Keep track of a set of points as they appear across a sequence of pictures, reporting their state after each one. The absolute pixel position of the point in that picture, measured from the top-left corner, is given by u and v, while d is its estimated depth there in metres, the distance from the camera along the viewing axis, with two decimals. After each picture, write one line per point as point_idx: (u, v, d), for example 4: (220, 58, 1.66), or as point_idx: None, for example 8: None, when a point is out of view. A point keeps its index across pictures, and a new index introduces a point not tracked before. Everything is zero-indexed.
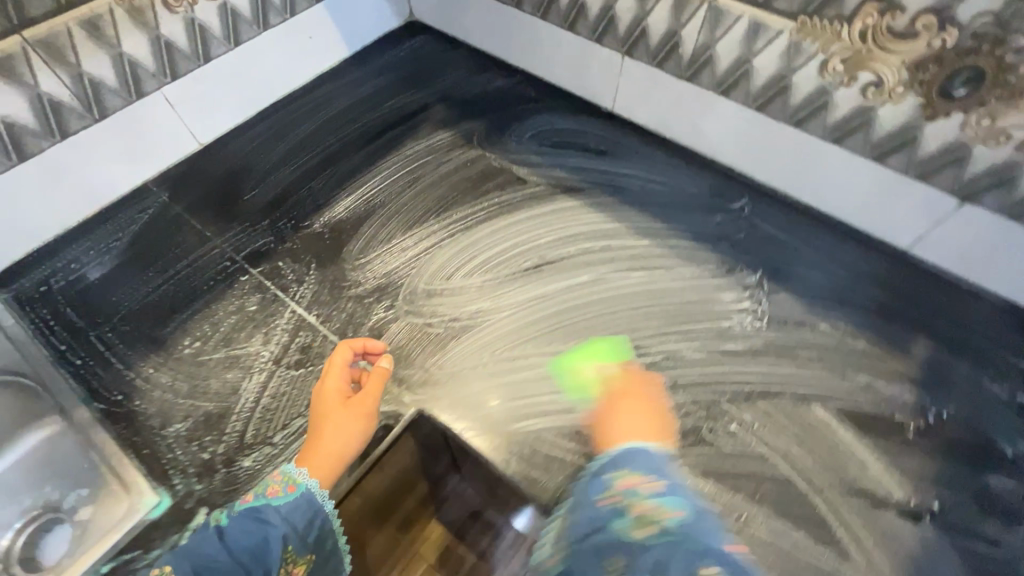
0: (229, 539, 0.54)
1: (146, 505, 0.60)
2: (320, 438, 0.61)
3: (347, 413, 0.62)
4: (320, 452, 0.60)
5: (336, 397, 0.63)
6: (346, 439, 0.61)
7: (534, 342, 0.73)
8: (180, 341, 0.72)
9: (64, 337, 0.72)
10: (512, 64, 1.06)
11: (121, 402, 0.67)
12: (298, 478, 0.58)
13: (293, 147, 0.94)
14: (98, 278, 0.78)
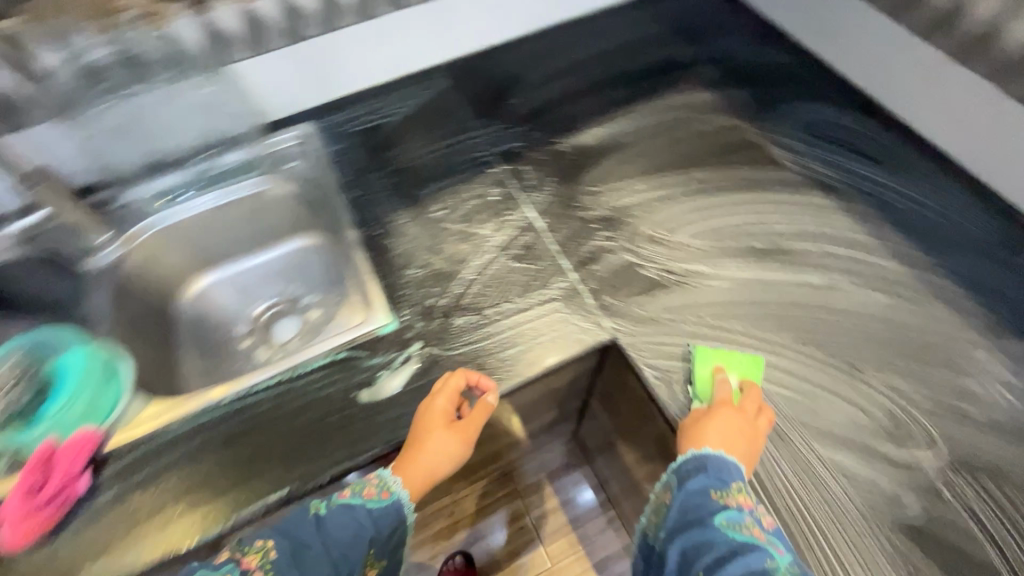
0: (329, 530, 0.55)
1: (378, 322, 0.72)
2: (418, 452, 0.61)
3: (451, 435, 0.62)
4: (415, 466, 0.61)
5: (441, 418, 0.63)
6: (442, 458, 0.61)
7: (742, 323, 0.71)
8: (430, 205, 0.83)
9: (349, 171, 0.88)
10: (802, 43, 0.98)
11: (379, 236, 0.80)
12: (391, 485, 0.60)
13: (559, 70, 1.00)
14: (382, 133, 0.92)
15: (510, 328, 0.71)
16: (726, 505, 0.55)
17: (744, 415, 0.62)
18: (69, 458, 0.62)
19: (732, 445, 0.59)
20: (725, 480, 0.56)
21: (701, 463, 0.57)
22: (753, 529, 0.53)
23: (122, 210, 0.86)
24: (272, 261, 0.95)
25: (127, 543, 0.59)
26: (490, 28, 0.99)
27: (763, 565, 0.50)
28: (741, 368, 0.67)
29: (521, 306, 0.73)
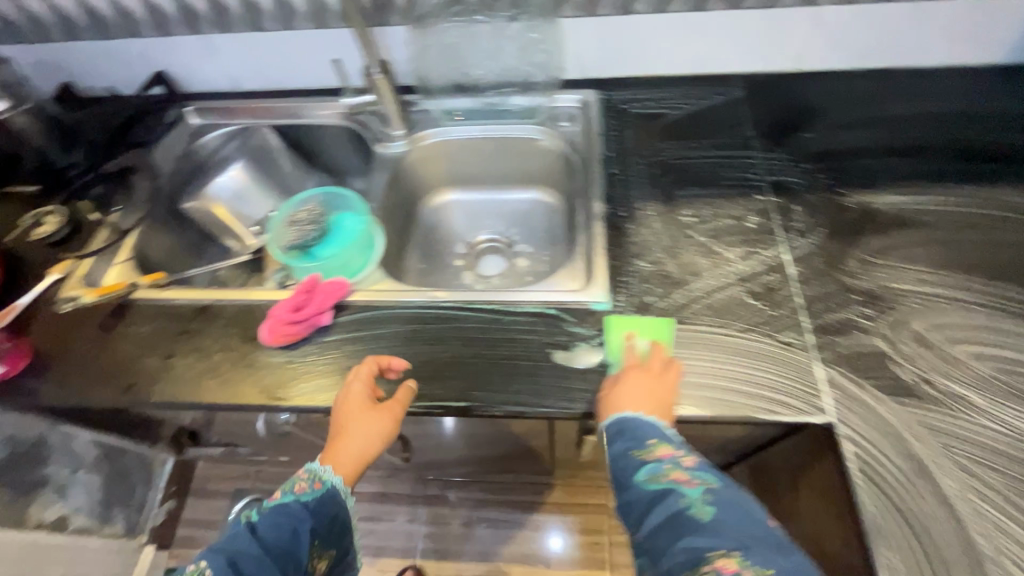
0: (264, 532, 0.58)
1: (595, 297, 0.73)
2: (344, 438, 0.64)
3: (375, 416, 0.64)
4: (345, 451, 0.64)
5: (360, 404, 0.65)
6: (369, 442, 0.64)
7: (1004, 483, 0.58)
8: (682, 208, 0.81)
9: (616, 147, 0.89)
10: None
11: (621, 218, 0.80)
12: (323, 475, 0.63)
13: (873, 118, 0.88)
14: (658, 124, 0.91)
15: (720, 361, 0.67)
16: (643, 458, 0.58)
17: (656, 373, 0.64)
18: (324, 299, 0.74)
19: (642, 403, 0.61)
20: (639, 437, 0.59)
21: (622, 430, 0.59)
22: (677, 476, 0.56)
23: (418, 114, 0.96)
24: (521, 204, 1.04)
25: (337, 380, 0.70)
26: (812, 52, 0.92)
27: (676, 508, 0.53)
28: (653, 334, 0.69)
29: (741, 344, 0.68)
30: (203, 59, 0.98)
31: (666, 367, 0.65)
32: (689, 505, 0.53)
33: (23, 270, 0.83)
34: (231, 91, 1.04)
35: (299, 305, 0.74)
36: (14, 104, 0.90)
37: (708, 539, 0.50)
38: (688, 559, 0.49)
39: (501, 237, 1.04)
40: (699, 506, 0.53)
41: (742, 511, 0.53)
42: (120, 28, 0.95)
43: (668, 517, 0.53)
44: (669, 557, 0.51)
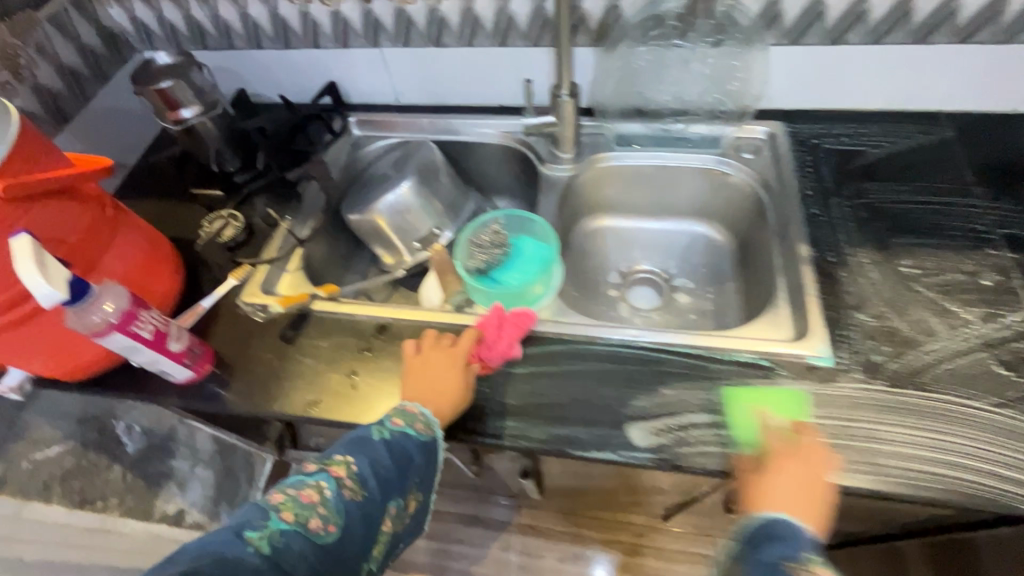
0: (387, 457, 0.59)
1: (817, 351, 0.66)
2: (437, 394, 0.65)
3: (465, 378, 0.66)
4: (440, 400, 0.64)
5: (454, 362, 0.67)
6: (455, 392, 0.65)
7: None
8: (901, 257, 0.73)
9: (813, 185, 0.82)
10: None
11: (831, 264, 0.74)
12: (430, 423, 0.62)
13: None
14: (859, 161, 0.84)
15: (976, 439, 0.59)
16: (801, 574, 0.49)
17: (803, 458, 0.58)
18: (512, 335, 0.70)
19: (793, 505, 0.55)
20: (779, 537, 0.53)
21: (766, 535, 0.53)
22: (822, 574, 0.49)
23: (589, 137, 0.93)
24: (676, 237, 0.99)
25: (528, 415, 0.66)
26: None
27: None
28: (789, 413, 0.63)
29: (1000, 421, 0.60)
30: (376, 72, 0.99)
31: (813, 446, 0.59)
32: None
33: (205, 270, 0.84)
34: (394, 104, 1.05)
35: (483, 340, 0.70)
36: (205, 108, 0.90)
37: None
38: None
39: (660, 270, 0.99)
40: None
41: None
42: (303, 38, 0.97)
43: None
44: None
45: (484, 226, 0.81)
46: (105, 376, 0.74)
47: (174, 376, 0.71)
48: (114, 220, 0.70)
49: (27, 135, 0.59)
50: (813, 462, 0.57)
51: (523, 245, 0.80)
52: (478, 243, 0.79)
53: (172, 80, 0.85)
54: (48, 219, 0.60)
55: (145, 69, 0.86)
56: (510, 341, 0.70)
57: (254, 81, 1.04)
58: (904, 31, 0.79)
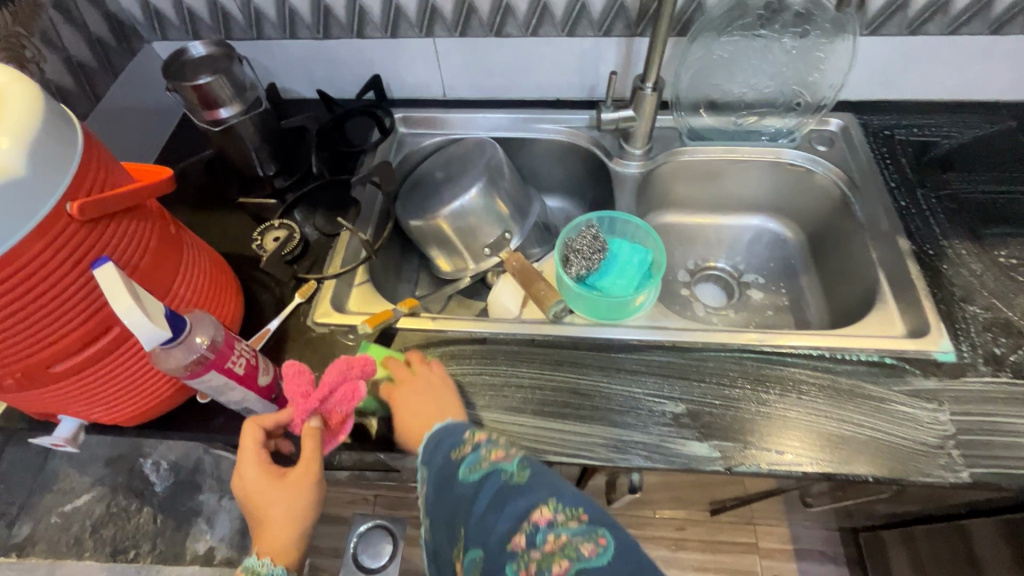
0: None
1: (937, 345, 0.66)
2: (265, 527, 0.57)
3: (285, 494, 0.56)
4: (271, 536, 0.57)
5: (263, 484, 0.57)
6: (281, 515, 0.56)
7: None
8: (996, 247, 0.74)
9: (895, 177, 0.82)
10: None
11: (931, 257, 0.73)
12: (262, 567, 0.56)
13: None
14: (934, 152, 0.84)
15: None
16: (459, 456, 0.54)
17: (417, 381, 0.64)
18: (342, 371, 0.59)
19: (419, 416, 0.61)
20: (455, 438, 0.56)
21: (437, 441, 0.56)
22: (496, 456, 0.53)
23: (658, 132, 0.90)
24: (741, 233, 0.98)
25: (658, 431, 0.63)
26: None
27: (497, 485, 0.50)
28: (372, 354, 0.68)
29: None
30: (424, 64, 0.92)
31: (410, 365, 0.65)
32: (488, 451, 0.53)
33: (263, 289, 0.76)
34: (440, 99, 0.98)
35: (327, 407, 0.59)
36: (245, 107, 0.79)
37: (524, 500, 0.48)
38: (514, 522, 0.47)
39: (730, 267, 0.97)
40: (515, 472, 0.51)
41: (556, 479, 0.51)
42: (346, 28, 0.87)
43: (493, 496, 0.49)
44: (495, 530, 0.47)
45: (580, 232, 0.76)
46: (169, 415, 0.66)
47: None
48: (181, 237, 0.61)
49: (93, 143, 0.50)
50: (417, 377, 0.64)
51: (618, 253, 0.76)
52: (578, 251, 0.74)
53: (211, 76, 0.74)
54: (125, 241, 0.51)
55: (176, 62, 0.77)
56: (347, 373, 0.59)
57: (285, 75, 0.94)
58: (982, 21, 0.79)
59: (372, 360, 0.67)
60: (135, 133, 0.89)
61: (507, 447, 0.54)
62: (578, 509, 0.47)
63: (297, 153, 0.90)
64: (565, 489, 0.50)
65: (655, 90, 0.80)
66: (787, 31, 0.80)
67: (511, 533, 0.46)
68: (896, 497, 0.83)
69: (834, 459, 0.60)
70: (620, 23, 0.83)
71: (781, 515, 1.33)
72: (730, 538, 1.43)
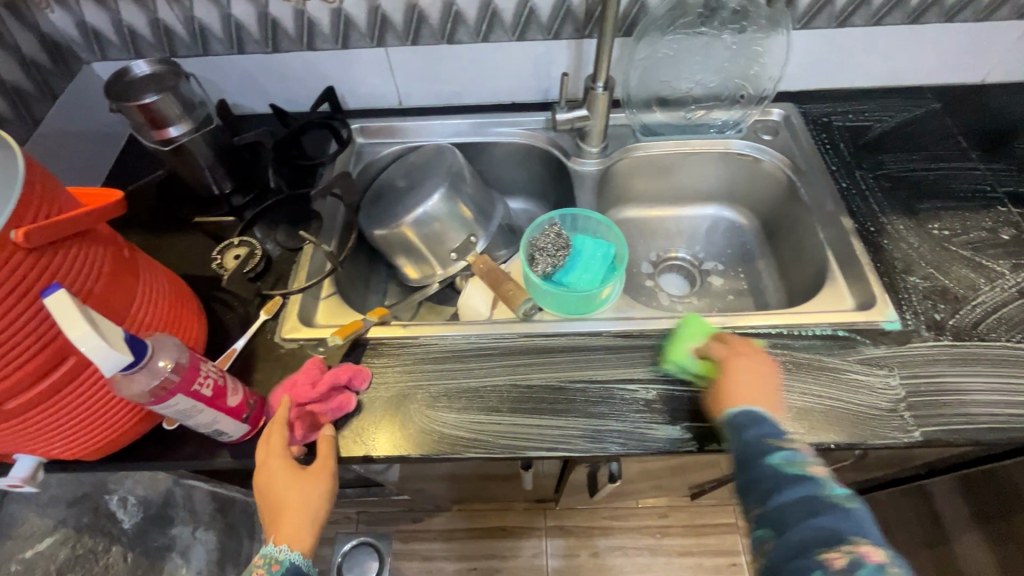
0: None
1: (883, 316, 0.70)
2: (284, 516, 0.58)
3: (308, 485, 0.59)
4: (288, 526, 0.58)
5: (285, 474, 0.58)
6: (305, 505, 0.58)
7: None
8: (930, 221, 0.79)
9: (836, 161, 0.87)
10: None
11: (873, 234, 0.78)
12: (278, 555, 0.57)
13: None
14: (869, 136, 0.90)
15: None
16: (810, 475, 0.52)
17: (749, 360, 0.63)
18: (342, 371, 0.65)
19: (756, 387, 0.60)
20: (758, 430, 0.56)
21: (750, 420, 0.57)
22: (815, 470, 0.53)
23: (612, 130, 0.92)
24: (699, 223, 1.01)
25: (631, 419, 0.65)
26: (1007, 64, 0.93)
27: (813, 494, 0.51)
28: (700, 328, 0.67)
29: None
30: (378, 74, 0.92)
31: (739, 342, 0.66)
32: (830, 487, 0.51)
33: (227, 309, 0.74)
34: (396, 107, 0.97)
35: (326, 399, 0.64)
36: (196, 125, 0.77)
37: (831, 518, 0.49)
38: (814, 538, 0.48)
39: (691, 256, 1.00)
40: (836, 494, 0.50)
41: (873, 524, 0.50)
42: (295, 41, 0.87)
43: (804, 496, 0.51)
44: (797, 528, 0.49)
45: (542, 231, 0.78)
46: (135, 445, 0.63)
47: (227, 437, 0.61)
48: (136, 261, 0.60)
49: (36, 169, 0.48)
50: (749, 367, 0.62)
51: (584, 244, 0.78)
52: (544, 248, 0.76)
53: (157, 94, 0.72)
54: (76, 268, 0.50)
55: (119, 81, 0.74)
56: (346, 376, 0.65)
57: (235, 91, 0.93)
58: (902, 12, 0.85)
59: (699, 333, 0.67)
60: (79, 158, 0.85)
61: (823, 467, 0.53)
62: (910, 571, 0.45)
63: (254, 169, 0.88)
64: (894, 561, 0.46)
65: (606, 89, 0.82)
66: (726, 27, 0.83)
67: (815, 544, 0.47)
68: (861, 462, 0.88)
69: (802, 431, 0.63)
70: (569, 26, 0.85)
71: None
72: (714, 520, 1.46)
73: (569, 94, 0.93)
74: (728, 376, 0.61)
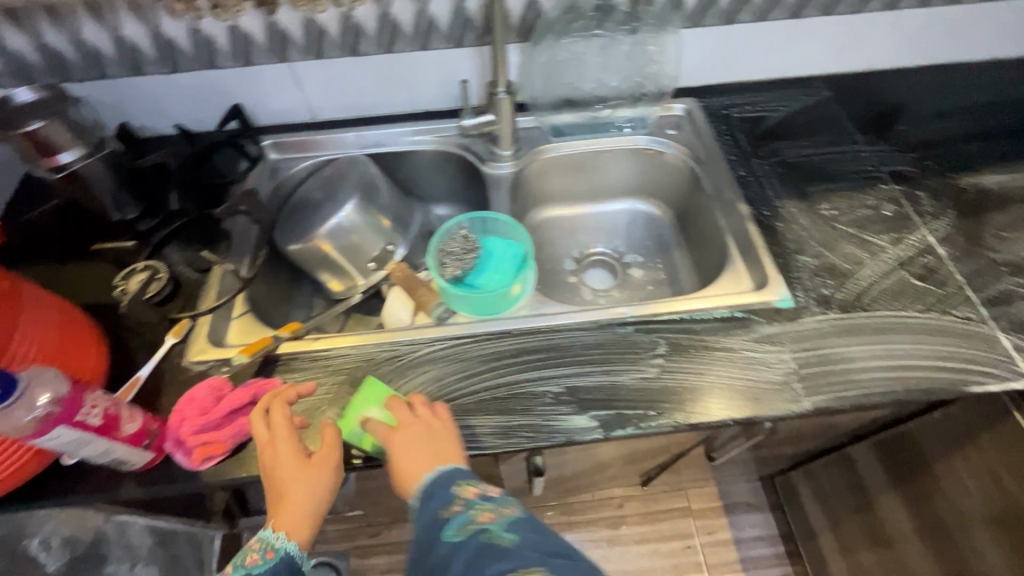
0: None
1: (776, 295, 0.74)
2: (285, 503, 0.57)
3: (310, 474, 0.59)
4: (288, 514, 0.57)
5: (290, 460, 0.59)
6: (306, 492, 0.58)
7: None
8: (820, 203, 0.84)
9: (734, 151, 0.91)
10: None
11: (768, 217, 0.82)
12: (275, 543, 0.56)
13: (950, 108, 0.97)
14: (764, 125, 0.95)
15: (916, 339, 0.70)
16: (460, 525, 0.54)
17: (414, 429, 0.62)
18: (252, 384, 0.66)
19: (412, 456, 0.60)
20: (449, 493, 0.57)
21: (432, 492, 0.58)
22: (483, 517, 0.54)
23: (524, 133, 0.94)
24: (617, 217, 1.04)
25: (538, 412, 0.66)
26: (886, 52, 1.00)
27: (482, 543, 0.52)
28: (371, 398, 0.67)
29: (925, 321, 0.72)
30: (286, 89, 0.92)
31: (405, 406, 0.64)
32: (490, 527, 0.53)
33: (133, 336, 0.73)
34: (309, 121, 0.97)
35: (231, 411, 0.64)
36: (90, 149, 0.76)
37: (504, 563, 0.49)
38: None
39: (611, 250, 1.03)
40: (503, 538, 0.52)
41: (539, 543, 0.52)
42: (194, 60, 0.86)
43: (473, 552, 0.51)
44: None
45: (451, 236, 0.80)
46: (32, 484, 0.61)
47: (132, 464, 0.61)
48: (19, 296, 0.59)
49: None
50: (423, 421, 0.62)
51: (494, 246, 0.80)
52: (450, 256, 0.78)
53: (41, 121, 0.70)
54: None
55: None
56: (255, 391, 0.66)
57: (138, 113, 0.91)
58: (783, 8, 0.90)
59: (378, 403, 0.67)
60: None
61: (500, 500, 0.56)
62: None
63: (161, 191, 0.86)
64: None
65: (508, 94, 0.84)
66: (619, 29, 0.89)
67: None
68: (778, 435, 0.92)
69: (699, 409, 0.66)
70: (469, 33, 0.87)
71: (705, 475, 1.41)
72: (666, 506, 1.50)
73: (478, 100, 0.95)
74: (397, 456, 0.61)
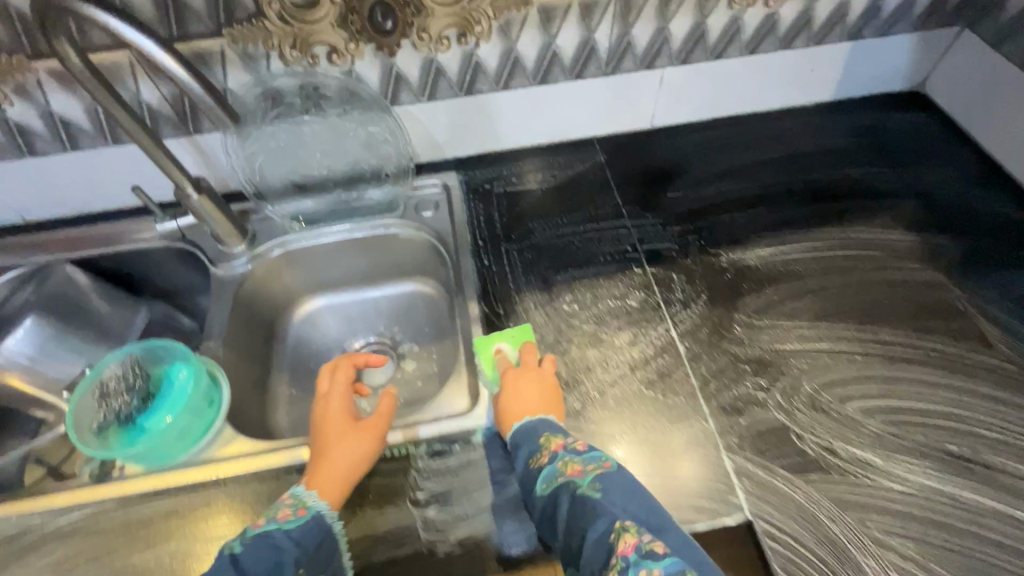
0: (245, 564, 0.49)
1: (478, 419, 0.65)
2: (326, 462, 0.59)
3: (355, 436, 0.61)
4: (326, 472, 0.58)
5: (341, 422, 0.62)
6: (349, 451, 0.60)
7: (908, 531, 0.57)
8: (563, 295, 0.75)
9: (484, 235, 0.83)
10: None
11: (501, 317, 0.74)
12: (307, 500, 0.56)
13: (728, 169, 0.89)
14: (525, 202, 0.86)
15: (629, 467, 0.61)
16: (541, 468, 0.52)
17: (368, 424, 0.62)
18: None
19: (540, 394, 0.62)
20: (534, 440, 0.56)
21: (519, 435, 0.57)
22: (572, 470, 0.51)
23: (261, 224, 0.85)
24: (388, 300, 0.95)
25: None
26: (664, 109, 0.92)
27: (568, 505, 0.48)
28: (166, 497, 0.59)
29: (645, 442, 0.63)
30: None
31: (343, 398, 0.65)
32: (566, 476, 0.50)
33: None
34: (21, 224, 0.86)
35: None
36: None
37: (598, 518, 0.46)
38: (598, 552, 0.44)
39: (387, 337, 0.93)
40: (592, 490, 0.48)
41: (635, 493, 0.48)
42: None
43: (568, 514, 0.47)
44: (587, 556, 0.44)
45: (110, 374, 0.67)
46: None
47: None
48: None
49: None
50: (361, 428, 0.62)
51: (191, 393, 0.66)
52: (102, 391, 0.66)
53: None
54: None
55: None
56: None
57: None
58: (524, 75, 0.81)
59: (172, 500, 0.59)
60: None
61: (589, 458, 0.52)
62: (693, 569, 0.41)
63: None
64: (650, 516, 0.46)
65: (201, 194, 0.74)
66: (331, 111, 0.78)
67: (593, 555, 0.44)
68: None
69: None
70: (165, 125, 0.77)
71: None
72: None
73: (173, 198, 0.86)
74: (508, 394, 0.62)
